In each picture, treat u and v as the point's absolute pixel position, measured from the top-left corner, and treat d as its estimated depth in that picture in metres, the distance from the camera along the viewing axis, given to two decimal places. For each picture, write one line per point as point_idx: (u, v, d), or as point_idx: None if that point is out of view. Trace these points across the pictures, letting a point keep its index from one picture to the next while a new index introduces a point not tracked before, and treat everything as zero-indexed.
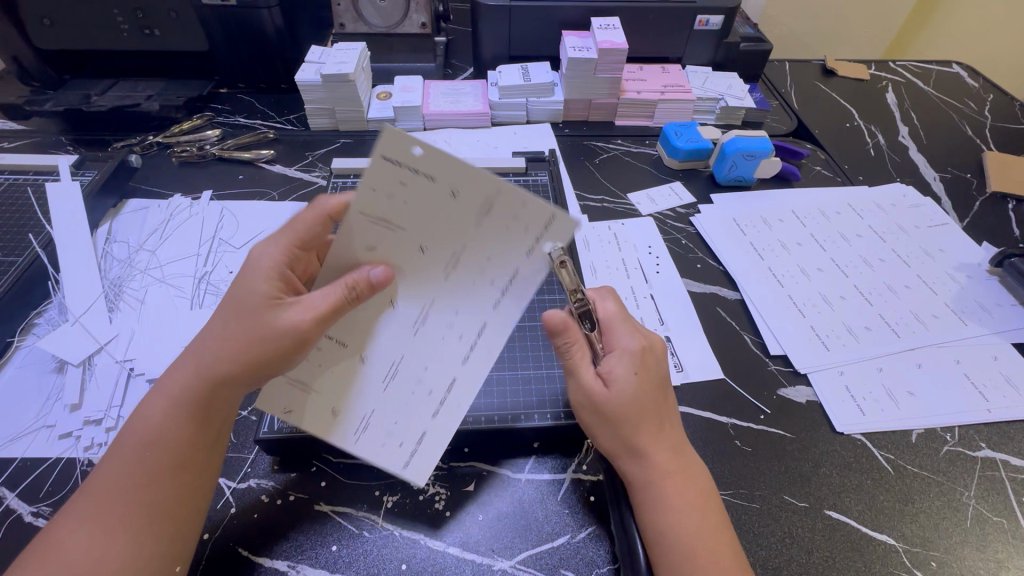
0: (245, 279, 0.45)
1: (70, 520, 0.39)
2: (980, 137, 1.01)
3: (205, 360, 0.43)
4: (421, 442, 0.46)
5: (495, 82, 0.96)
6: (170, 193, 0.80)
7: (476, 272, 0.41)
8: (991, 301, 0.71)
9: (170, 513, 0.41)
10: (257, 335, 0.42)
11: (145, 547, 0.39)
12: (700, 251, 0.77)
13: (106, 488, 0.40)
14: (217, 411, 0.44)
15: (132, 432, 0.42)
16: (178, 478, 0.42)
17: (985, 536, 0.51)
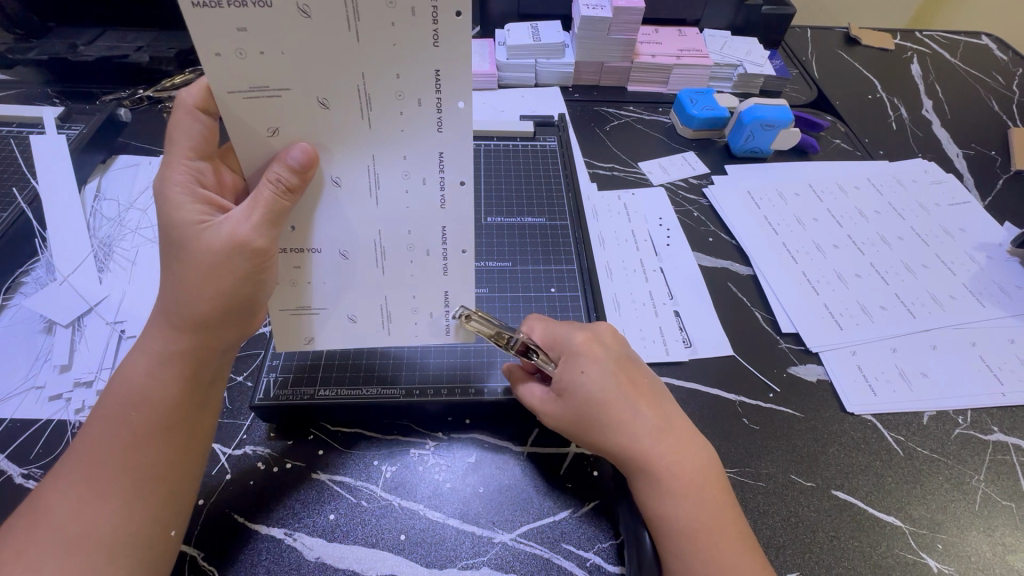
0: (163, 214, 0.40)
1: (59, 483, 0.38)
2: (1007, 113, 0.97)
3: (172, 305, 0.40)
4: (447, 307, 0.47)
5: (503, 42, 0.91)
6: (162, 150, 0.77)
7: (398, 101, 0.38)
8: (1010, 283, 0.69)
9: (159, 474, 0.39)
10: (214, 263, 0.39)
11: (135, 509, 0.38)
12: (712, 224, 0.74)
13: (90, 454, 0.39)
14: (196, 364, 0.42)
15: (113, 395, 0.41)
16: (163, 438, 0.40)
17: (994, 520, 0.50)
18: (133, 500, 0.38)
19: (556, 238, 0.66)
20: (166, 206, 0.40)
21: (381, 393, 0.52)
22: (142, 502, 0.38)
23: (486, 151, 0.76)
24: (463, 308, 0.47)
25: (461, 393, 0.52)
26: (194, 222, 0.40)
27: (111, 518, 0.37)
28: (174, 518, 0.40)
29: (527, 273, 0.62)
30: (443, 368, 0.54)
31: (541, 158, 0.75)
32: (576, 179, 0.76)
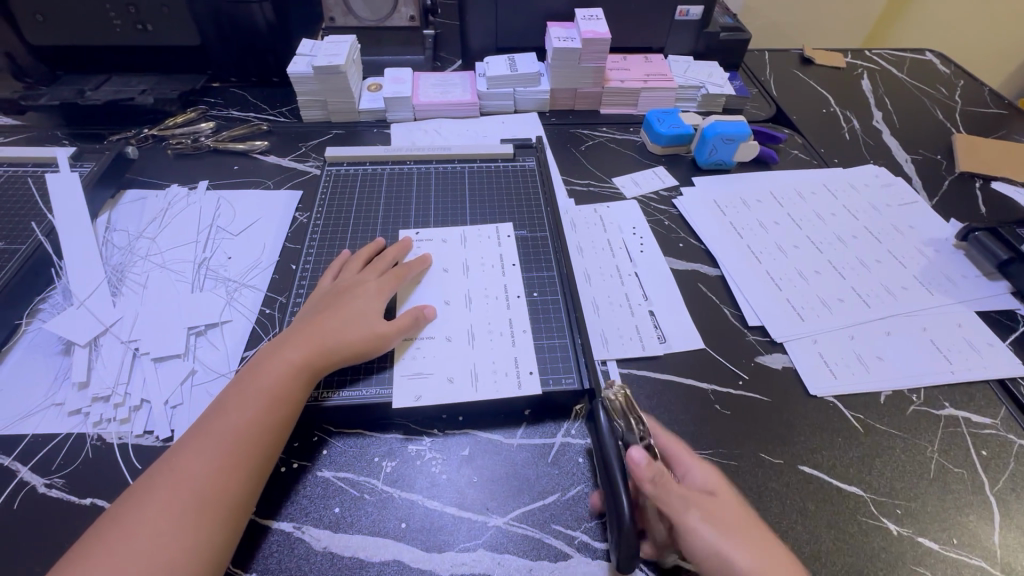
0: (341, 270, 0.65)
1: (195, 439, 0.49)
2: (950, 121, 1.05)
3: (316, 327, 0.56)
4: (523, 367, 0.59)
5: (482, 73, 0.99)
6: (167, 184, 0.82)
7: (488, 268, 0.69)
8: (956, 273, 0.75)
9: (256, 468, 0.48)
10: (355, 316, 0.58)
11: (232, 494, 0.46)
12: (682, 231, 0.80)
13: (214, 439, 0.48)
14: (294, 381, 0.53)
15: (242, 390, 0.52)
16: (264, 437, 0.49)
17: (947, 486, 0.55)
18: (233, 484, 0.46)
19: (538, 249, 0.72)
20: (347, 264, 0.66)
21: (382, 395, 0.56)
22: (241, 488, 0.47)
23: (471, 173, 0.82)
24: None
25: (454, 391, 0.56)
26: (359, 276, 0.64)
27: (220, 496, 0.46)
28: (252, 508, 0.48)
29: (513, 280, 0.67)
30: (435, 370, 0.58)
31: (521, 178, 0.82)
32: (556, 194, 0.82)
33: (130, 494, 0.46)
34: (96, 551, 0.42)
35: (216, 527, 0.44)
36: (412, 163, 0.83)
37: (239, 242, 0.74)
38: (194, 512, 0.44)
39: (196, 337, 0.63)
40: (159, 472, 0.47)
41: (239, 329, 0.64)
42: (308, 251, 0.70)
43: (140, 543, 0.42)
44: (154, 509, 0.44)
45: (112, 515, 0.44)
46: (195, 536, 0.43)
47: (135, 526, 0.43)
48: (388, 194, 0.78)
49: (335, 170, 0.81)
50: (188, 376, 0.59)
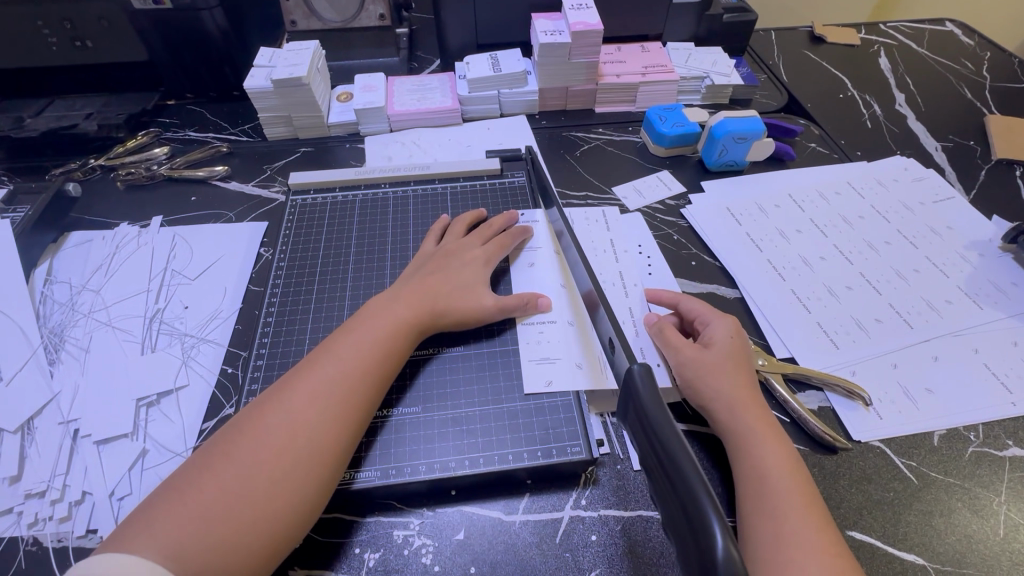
0: (432, 243, 0.64)
1: (226, 450, 0.43)
2: (980, 100, 0.96)
3: (388, 323, 0.53)
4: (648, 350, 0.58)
5: (463, 75, 0.89)
6: (116, 222, 0.73)
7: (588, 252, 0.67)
8: (1005, 281, 0.66)
9: (344, 418, 0.46)
10: (460, 289, 0.57)
11: (319, 444, 0.45)
12: (694, 246, 0.72)
13: (302, 387, 0.47)
14: (397, 335, 0.52)
15: (332, 346, 0.51)
16: (298, 470, 0.43)
17: (1019, 546, 0.48)
18: (297, 469, 0.43)
19: (557, 268, 0.65)
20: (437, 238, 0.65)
21: (360, 476, 0.49)
22: (326, 440, 0.45)
23: (453, 193, 0.73)
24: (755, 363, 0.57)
25: (443, 468, 0.49)
26: (451, 247, 0.62)
27: (304, 445, 0.44)
28: (275, 559, 0.41)
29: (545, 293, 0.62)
30: (419, 441, 0.51)
31: (510, 196, 0.73)
32: (536, 207, 0.72)
33: (215, 440, 0.45)
34: (183, 492, 0.41)
35: (305, 472, 0.43)
36: (387, 185, 0.74)
37: (197, 289, 0.65)
38: (278, 460, 0.43)
39: (147, 410, 0.55)
40: (245, 420, 0.46)
41: (196, 396, 0.56)
42: (271, 296, 0.62)
43: (225, 485, 0.41)
44: (239, 454, 0.43)
45: (197, 459, 0.43)
46: (279, 484, 0.42)
47: (222, 469, 0.42)
48: (361, 224, 0.69)
49: (301, 198, 0.72)
50: (138, 459, 0.51)
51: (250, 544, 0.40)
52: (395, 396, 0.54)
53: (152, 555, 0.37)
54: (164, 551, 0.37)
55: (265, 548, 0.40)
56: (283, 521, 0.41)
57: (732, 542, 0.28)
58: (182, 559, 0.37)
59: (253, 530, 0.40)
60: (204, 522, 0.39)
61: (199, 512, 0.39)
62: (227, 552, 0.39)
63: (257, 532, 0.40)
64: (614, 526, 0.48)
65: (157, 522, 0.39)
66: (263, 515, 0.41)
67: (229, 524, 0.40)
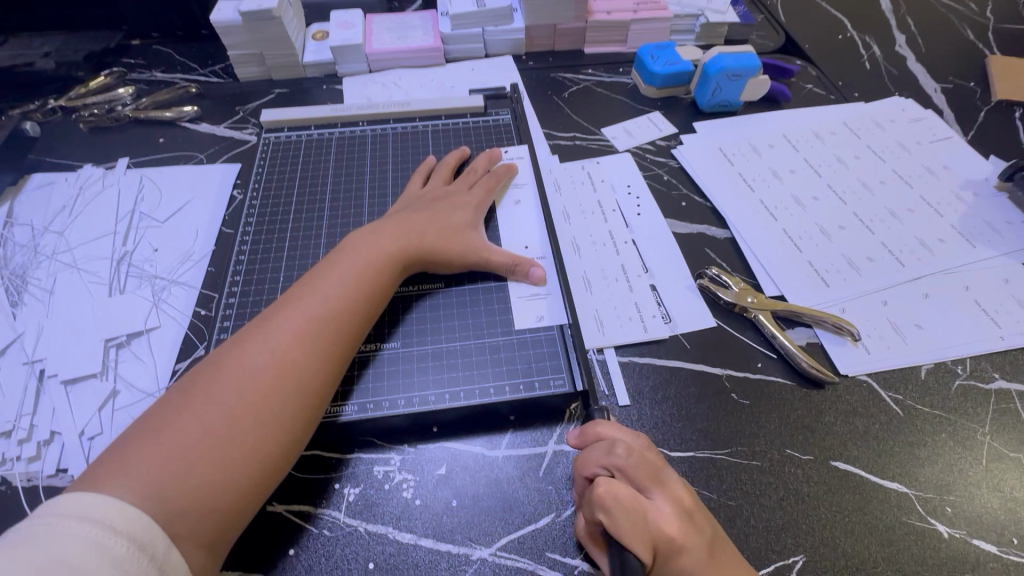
0: (415, 184, 0.62)
1: (205, 387, 0.40)
2: (983, 41, 0.92)
3: (375, 260, 0.50)
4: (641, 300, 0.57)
5: (445, 11, 0.85)
6: (80, 164, 0.70)
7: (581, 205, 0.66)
8: (1000, 219, 0.65)
9: (333, 357, 0.45)
10: (445, 229, 0.55)
11: (308, 383, 0.43)
12: (684, 187, 0.69)
13: (286, 323, 0.44)
14: (384, 274, 0.50)
15: (317, 282, 0.48)
16: (287, 407, 0.41)
17: (1001, 473, 0.48)
18: (285, 406, 0.41)
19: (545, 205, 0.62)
20: (419, 179, 0.62)
21: (339, 411, 0.47)
22: (315, 377, 0.43)
23: (435, 132, 0.70)
24: (738, 302, 0.56)
25: (422, 402, 0.48)
26: (435, 189, 0.60)
27: (293, 385, 0.42)
28: (262, 495, 0.40)
29: (531, 230, 0.60)
30: (399, 377, 0.50)
31: (494, 134, 0.70)
32: (522, 144, 0.69)
33: (190, 377, 0.42)
34: (159, 430, 0.38)
35: (294, 409, 0.41)
36: (365, 124, 0.70)
37: (167, 231, 0.63)
38: (264, 399, 0.40)
39: (117, 350, 0.53)
40: (225, 357, 0.42)
41: (169, 337, 0.54)
42: (244, 236, 0.59)
43: (208, 424, 0.39)
44: (221, 393, 0.40)
45: (171, 398, 0.40)
46: (267, 422, 0.40)
47: (203, 407, 0.39)
48: (337, 164, 0.66)
49: (275, 136, 0.68)
50: (108, 399, 0.50)
51: (239, 483, 0.38)
52: (379, 334, 0.52)
53: (130, 495, 0.34)
54: (143, 491, 0.35)
55: (254, 485, 0.39)
56: (272, 460, 0.40)
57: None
58: (166, 498, 0.35)
59: (242, 468, 0.38)
60: (186, 462, 0.37)
61: (180, 451, 0.37)
62: (214, 491, 0.37)
63: (246, 473, 0.38)
64: None
65: (133, 460, 0.36)
66: (252, 453, 0.39)
67: (214, 465, 0.37)
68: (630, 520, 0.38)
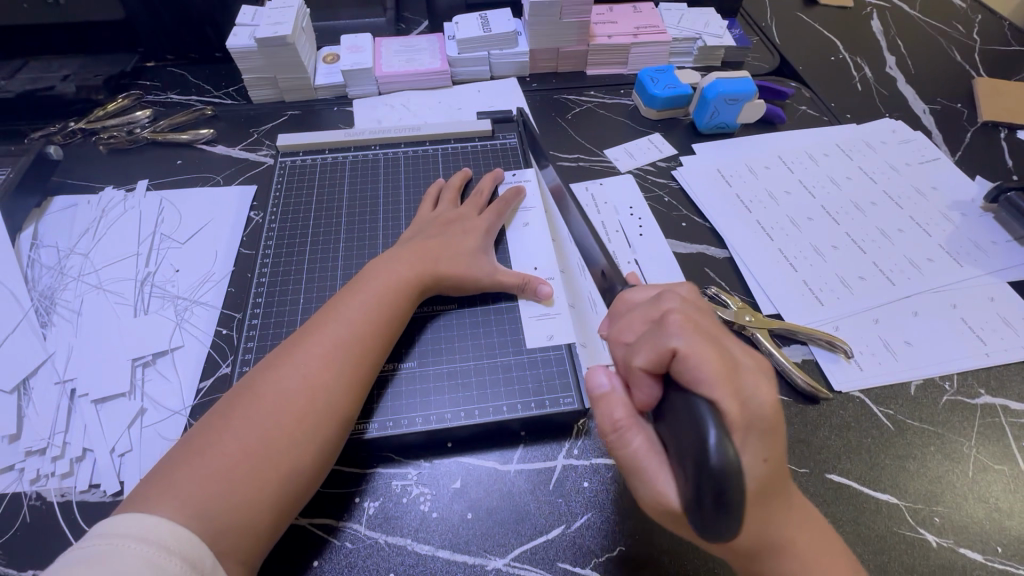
0: (428, 207, 0.64)
1: (240, 409, 0.43)
2: (969, 63, 0.96)
3: (394, 285, 0.53)
4: None
5: (452, 35, 0.87)
6: (101, 186, 0.72)
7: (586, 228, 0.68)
8: (986, 239, 0.68)
9: (358, 378, 0.47)
10: (458, 253, 0.57)
11: (336, 405, 0.45)
12: (685, 207, 0.72)
13: (313, 347, 0.47)
14: (404, 299, 0.53)
15: (341, 306, 0.50)
16: (317, 428, 0.43)
17: (986, 485, 0.50)
18: (315, 427, 0.43)
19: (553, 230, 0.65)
20: (431, 202, 0.65)
21: (360, 428, 0.50)
22: (342, 398, 0.45)
23: (445, 155, 0.73)
24: (738, 321, 0.58)
25: (439, 419, 0.50)
26: (446, 212, 0.63)
27: (323, 408, 0.44)
28: (295, 512, 0.42)
29: (538, 251, 0.62)
30: (415, 395, 0.52)
31: (502, 157, 0.73)
32: (528, 167, 0.72)
33: (225, 401, 0.44)
34: (199, 453, 0.40)
35: (324, 430, 0.44)
36: (377, 146, 0.73)
37: (188, 252, 0.65)
38: (296, 421, 0.43)
39: (143, 369, 0.55)
40: (258, 381, 0.45)
41: (193, 356, 0.56)
42: (263, 258, 0.61)
43: (247, 446, 0.41)
44: (256, 415, 0.42)
45: (208, 421, 0.43)
46: (299, 442, 0.42)
47: (239, 430, 0.42)
48: (351, 187, 0.68)
49: (290, 159, 0.71)
50: (137, 417, 0.52)
51: (275, 501, 0.40)
52: (396, 354, 0.54)
53: (176, 515, 0.37)
54: (188, 511, 0.37)
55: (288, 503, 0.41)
56: (305, 479, 0.42)
57: (726, 438, 0.31)
58: (209, 517, 0.38)
59: (278, 486, 0.41)
60: (227, 483, 0.39)
61: (220, 473, 0.39)
62: (252, 509, 0.39)
63: (281, 492, 0.41)
64: (604, 472, 0.50)
65: (178, 482, 0.39)
66: (285, 472, 0.41)
67: (252, 486, 0.40)
68: (717, 356, 0.34)
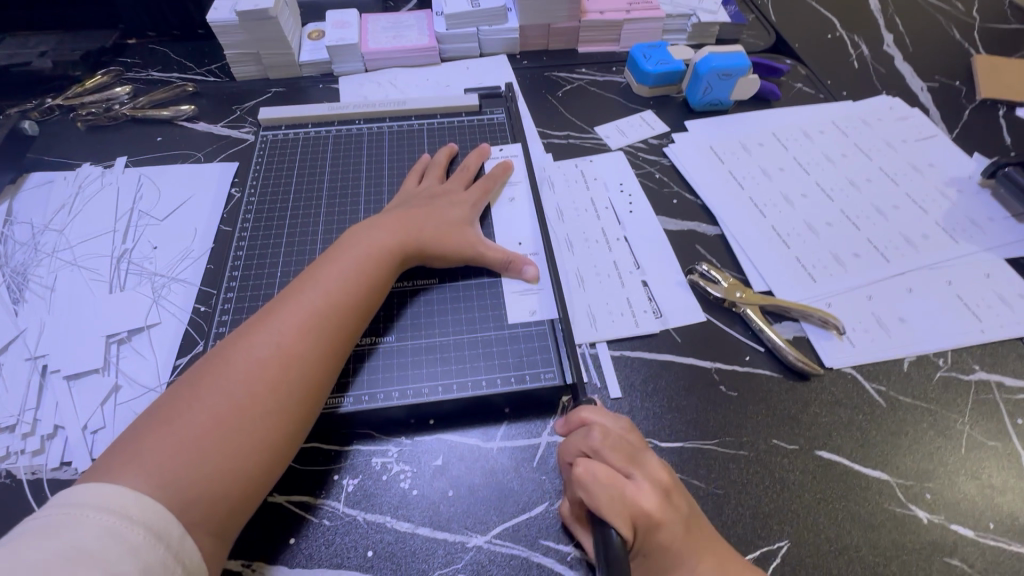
0: (410, 181, 0.63)
1: (210, 379, 0.41)
2: (969, 41, 0.94)
3: (373, 255, 0.51)
4: (633, 298, 0.59)
5: (440, 11, 0.85)
6: (78, 163, 0.70)
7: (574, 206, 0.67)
8: (983, 215, 0.67)
9: (334, 349, 0.46)
10: (441, 225, 0.56)
11: (311, 375, 0.44)
12: (676, 184, 0.71)
13: (288, 316, 0.45)
14: (383, 269, 0.51)
15: (318, 275, 0.49)
16: (291, 398, 0.42)
17: (979, 461, 0.49)
18: (289, 397, 0.42)
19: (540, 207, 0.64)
20: (413, 175, 0.63)
21: (337, 402, 0.49)
22: (317, 368, 0.44)
23: (430, 131, 0.71)
24: (729, 298, 0.57)
25: (416, 394, 0.49)
26: (429, 186, 0.61)
27: (298, 377, 0.43)
28: (269, 483, 0.41)
29: (525, 227, 0.61)
30: (395, 371, 0.51)
31: (489, 133, 0.71)
32: (516, 142, 0.70)
33: (195, 371, 0.43)
34: (167, 423, 0.39)
35: (298, 400, 0.43)
36: (362, 122, 0.71)
37: (166, 229, 0.63)
38: (269, 390, 0.42)
39: (118, 346, 0.54)
40: (228, 350, 0.43)
41: (169, 333, 0.55)
42: (242, 233, 0.60)
43: (218, 416, 0.40)
44: (227, 384, 0.41)
45: (177, 391, 0.41)
46: (272, 412, 0.41)
47: (209, 399, 0.40)
48: (334, 162, 0.67)
49: (272, 135, 0.69)
50: (110, 394, 0.51)
51: (247, 472, 0.39)
52: (376, 328, 0.53)
53: (142, 485, 0.36)
54: (155, 481, 0.36)
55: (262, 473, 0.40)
56: (278, 450, 0.41)
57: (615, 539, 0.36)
58: (177, 488, 0.36)
59: (250, 457, 0.40)
60: (197, 453, 0.38)
61: (188, 443, 0.38)
62: (223, 479, 0.38)
63: (252, 462, 0.40)
64: None
65: (145, 452, 0.37)
66: (257, 443, 0.40)
67: (225, 455, 0.39)
68: (612, 486, 0.39)
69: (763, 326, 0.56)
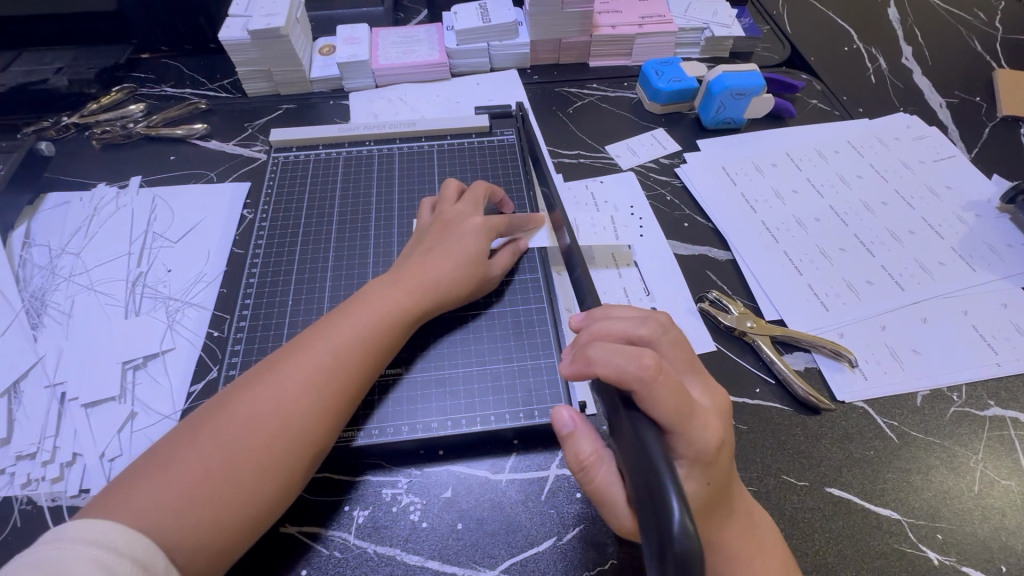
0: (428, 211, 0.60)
1: (211, 425, 0.42)
2: (990, 54, 0.92)
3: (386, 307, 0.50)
4: None
5: (451, 26, 0.85)
6: (93, 183, 0.71)
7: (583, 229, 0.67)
8: (1001, 242, 0.65)
9: (336, 407, 0.45)
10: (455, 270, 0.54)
11: (310, 434, 0.43)
12: (687, 207, 0.70)
13: (294, 368, 0.45)
14: (394, 324, 0.50)
15: (331, 325, 0.49)
16: (286, 455, 0.42)
17: (992, 500, 0.49)
18: (284, 453, 0.42)
19: None
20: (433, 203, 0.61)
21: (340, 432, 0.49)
22: (316, 426, 0.44)
23: (441, 152, 0.71)
24: (739, 327, 0.57)
25: (426, 427, 0.50)
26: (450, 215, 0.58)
27: (294, 435, 0.43)
28: (251, 539, 0.41)
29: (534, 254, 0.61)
30: (404, 402, 0.51)
31: (498, 155, 0.71)
32: (525, 164, 0.70)
33: (196, 414, 0.43)
34: (161, 466, 0.40)
35: (293, 459, 0.42)
36: (372, 142, 0.71)
37: (179, 252, 0.64)
38: (264, 445, 0.42)
39: (134, 372, 0.55)
40: (232, 398, 0.44)
41: (183, 359, 0.56)
42: (253, 259, 0.60)
43: (209, 467, 0.40)
44: (224, 434, 0.41)
45: (178, 432, 0.42)
46: (263, 469, 0.41)
47: (205, 446, 0.41)
48: (344, 185, 0.67)
49: (283, 156, 0.70)
50: (127, 421, 0.52)
51: (230, 526, 0.39)
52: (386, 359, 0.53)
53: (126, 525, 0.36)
54: (139, 522, 0.37)
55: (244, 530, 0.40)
56: (265, 507, 0.41)
57: (688, 516, 0.29)
58: (160, 533, 0.37)
59: (237, 512, 0.40)
60: (181, 499, 0.38)
61: (180, 490, 0.38)
62: (207, 530, 0.38)
63: (237, 516, 0.40)
64: None
65: (136, 494, 0.38)
66: (244, 499, 0.40)
67: (212, 507, 0.39)
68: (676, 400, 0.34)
69: (774, 359, 0.55)
